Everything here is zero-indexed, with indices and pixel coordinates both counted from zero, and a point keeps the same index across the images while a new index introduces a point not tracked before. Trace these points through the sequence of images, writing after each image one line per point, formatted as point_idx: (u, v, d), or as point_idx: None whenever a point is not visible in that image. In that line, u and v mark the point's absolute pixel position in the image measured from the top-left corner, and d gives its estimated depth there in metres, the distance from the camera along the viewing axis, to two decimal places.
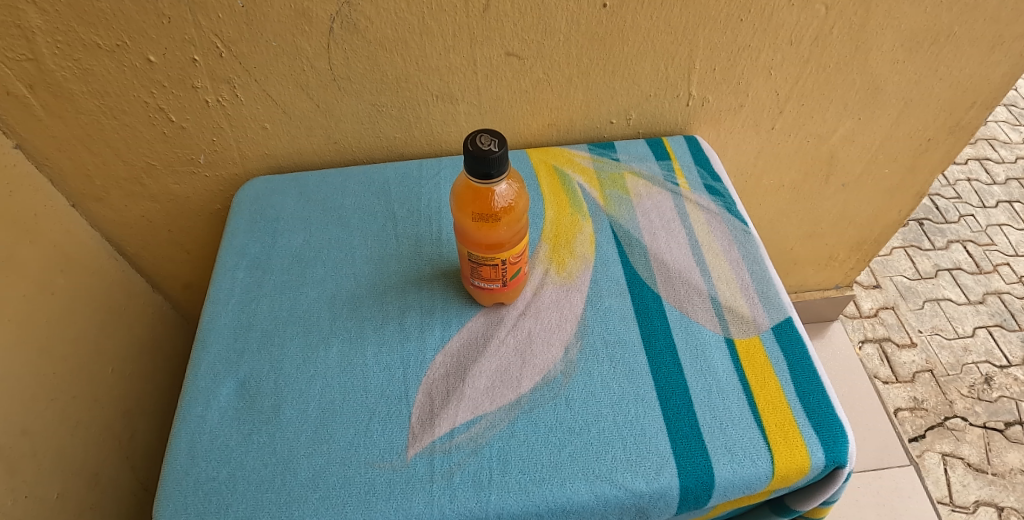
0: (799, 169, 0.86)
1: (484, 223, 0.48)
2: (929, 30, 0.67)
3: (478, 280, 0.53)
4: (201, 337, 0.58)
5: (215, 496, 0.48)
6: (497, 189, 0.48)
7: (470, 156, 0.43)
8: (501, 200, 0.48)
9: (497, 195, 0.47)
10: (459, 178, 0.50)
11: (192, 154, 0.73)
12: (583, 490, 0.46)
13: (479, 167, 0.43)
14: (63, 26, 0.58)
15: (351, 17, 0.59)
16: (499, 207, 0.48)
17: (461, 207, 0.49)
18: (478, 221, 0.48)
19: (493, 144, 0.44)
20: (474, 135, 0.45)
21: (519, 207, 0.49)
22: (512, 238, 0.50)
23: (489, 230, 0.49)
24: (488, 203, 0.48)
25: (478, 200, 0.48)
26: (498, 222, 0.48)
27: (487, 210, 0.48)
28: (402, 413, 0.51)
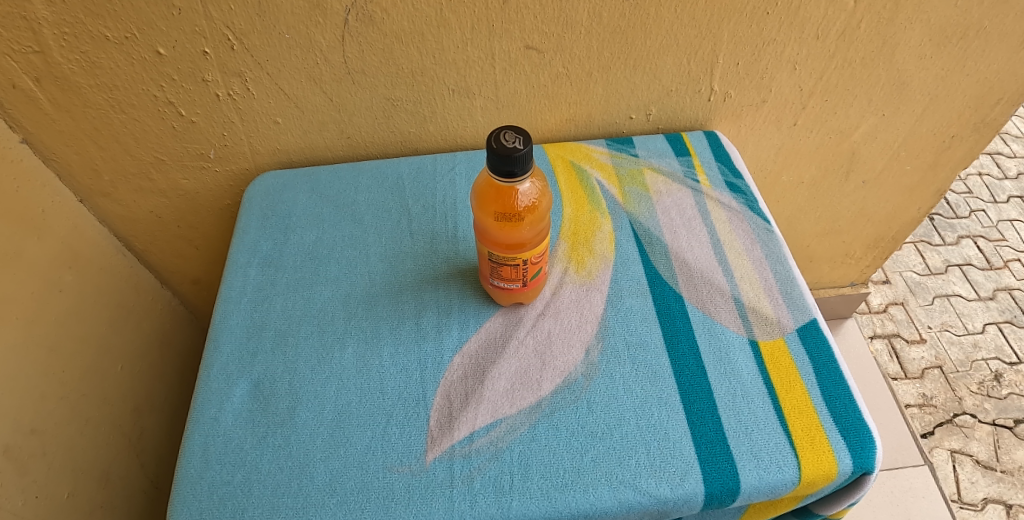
0: (819, 166, 0.84)
1: (507, 222, 0.47)
2: (959, 24, 0.65)
3: (498, 280, 0.52)
4: (213, 336, 0.57)
5: (230, 501, 0.47)
6: (520, 187, 0.46)
7: (493, 153, 0.42)
8: (524, 199, 0.46)
9: (520, 194, 0.46)
10: (480, 175, 0.48)
11: (202, 149, 0.71)
12: (607, 496, 0.45)
13: (503, 165, 0.42)
14: (70, 17, 0.56)
15: (367, 9, 0.58)
16: (523, 206, 0.46)
17: (482, 207, 0.47)
18: (500, 220, 0.47)
19: (518, 142, 0.42)
20: (498, 131, 0.43)
21: (542, 206, 0.48)
22: (534, 238, 0.48)
23: (512, 229, 0.47)
24: (511, 202, 0.46)
25: (501, 199, 0.46)
26: (521, 221, 0.47)
27: (510, 209, 0.46)
28: (420, 416, 0.50)
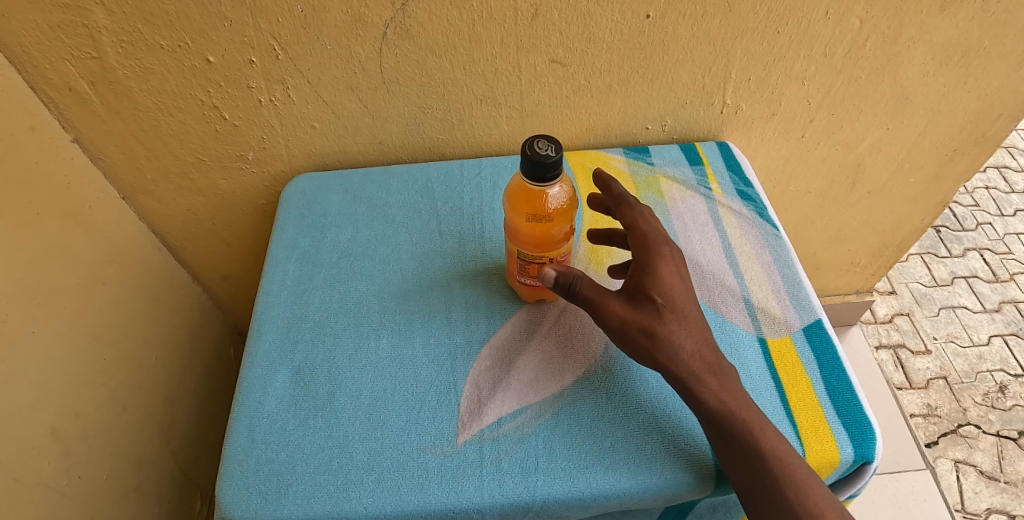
0: (826, 176, 0.88)
1: (536, 223, 0.51)
2: (960, 44, 0.69)
3: (524, 277, 0.56)
4: (256, 326, 0.61)
5: (276, 477, 0.51)
6: (551, 191, 0.50)
7: (528, 159, 0.46)
8: (553, 202, 0.50)
9: (550, 197, 0.50)
10: (514, 178, 0.52)
11: (242, 151, 0.76)
12: (626, 478, 0.49)
13: (536, 171, 0.46)
14: (128, 27, 0.61)
15: (405, 23, 0.62)
16: (552, 208, 0.50)
17: (515, 208, 0.51)
18: (530, 221, 0.51)
19: (550, 150, 0.46)
20: (532, 139, 0.47)
21: (570, 209, 0.52)
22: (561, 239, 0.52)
23: (541, 229, 0.51)
24: (541, 204, 0.50)
25: (532, 202, 0.50)
26: (550, 222, 0.51)
27: (539, 210, 0.50)
28: (451, 402, 0.54)
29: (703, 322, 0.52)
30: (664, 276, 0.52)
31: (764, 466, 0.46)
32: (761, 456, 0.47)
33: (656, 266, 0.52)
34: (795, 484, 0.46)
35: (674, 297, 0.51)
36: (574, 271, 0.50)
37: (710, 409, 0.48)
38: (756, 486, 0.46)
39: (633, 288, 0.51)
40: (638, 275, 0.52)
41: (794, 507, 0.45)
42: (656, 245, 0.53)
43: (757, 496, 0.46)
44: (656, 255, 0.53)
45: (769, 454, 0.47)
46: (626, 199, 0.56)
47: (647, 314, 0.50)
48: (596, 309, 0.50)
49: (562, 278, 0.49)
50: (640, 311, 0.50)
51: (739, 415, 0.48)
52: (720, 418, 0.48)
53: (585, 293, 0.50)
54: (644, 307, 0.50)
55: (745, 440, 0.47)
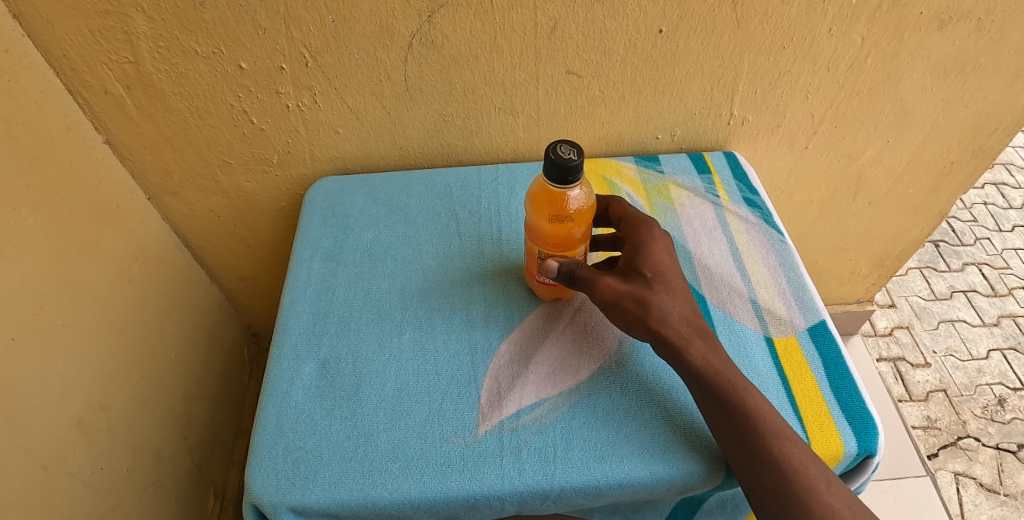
0: (828, 187, 0.91)
1: (558, 224, 0.54)
2: (957, 60, 0.73)
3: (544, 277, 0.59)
4: (282, 320, 0.64)
5: (303, 463, 0.53)
6: (571, 194, 0.53)
7: (551, 163, 0.49)
8: (574, 204, 0.53)
9: (571, 199, 0.53)
10: (535, 182, 0.55)
11: (266, 154, 0.79)
12: (640, 468, 0.51)
13: (560, 174, 0.49)
14: (166, 34, 0.64)
15: (430, 34, 0.65)
16: (573, 210, 0.53)
17: (537, 210, 0.54)
18: (552, 222, 0.54)
19: (572, 154, 0.49)
20: (555, 144, 0.50)
21: (589, 210, 0.55)
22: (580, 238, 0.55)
23: (562, 229, 0.54)
24: (563, 206, 0.53)
25: (554, 204, 0.53)
26: (571, 223, 0.54)
27: (561, 211, 0.53)
28: (472, 394, 0.56)
29: (689, 293, 0.56)
30: (653, 254, 0.57)
31: (748, 423, 0.49)
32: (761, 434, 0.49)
33: (646, 246, 0.57)
34: (779, 439, 0.49)
35: (663, 272, 0.56)
36: (574, 260, 0.55)
37: (697, 371, 0.52)
38: (750, 457, 0.48)
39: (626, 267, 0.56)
40: (630, 255, 0.57)
41: (778, 461, 0.48)
42: (646, 230, 0.59)
43: (752, 467, 0.48)
44: (647, 237, 0.58)
45: (752, 412, 0.50)
46: (619, 201, 0.63)
47: (637, 286, 0.54)
48: (590, 283, 0.54)
49: (563, 266, 0.54)
50: (630, 282, 0.55)
51: (725, 376, 0.51)
52: (705, 378, 0.51)
53: (585, 275, 0.55)
54: (635, 280, 0.55)
55: (730, 399, 0.50)
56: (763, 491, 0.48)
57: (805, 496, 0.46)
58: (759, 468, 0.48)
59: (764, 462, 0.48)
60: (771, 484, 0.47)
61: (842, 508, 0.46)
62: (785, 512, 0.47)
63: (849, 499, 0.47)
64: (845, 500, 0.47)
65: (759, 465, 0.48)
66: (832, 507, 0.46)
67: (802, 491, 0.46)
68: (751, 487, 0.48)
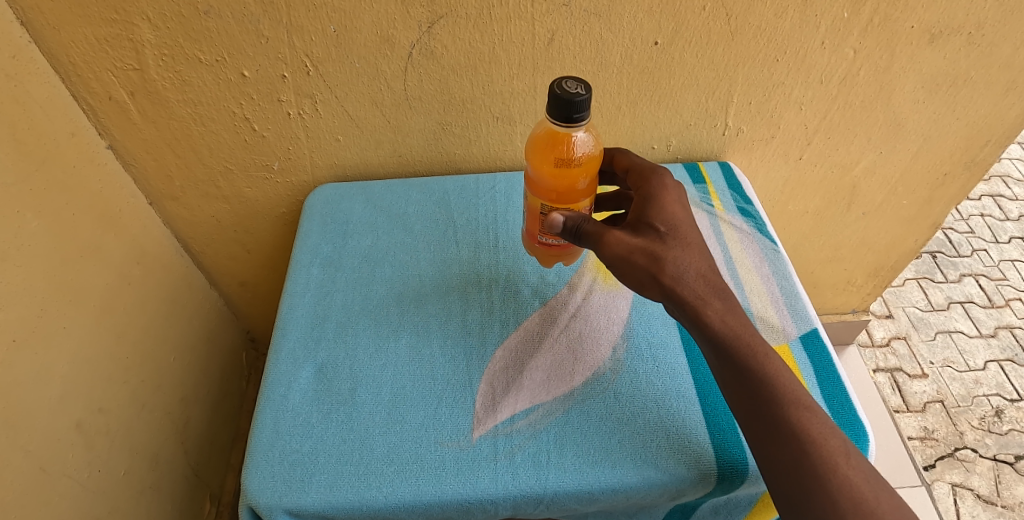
0: (823, 197, 0.92)
1: (561, 170, 0.54)
2: (949, 74, 0.74)
3: (545, 237, 0.60)
4: (280, 325, 0.64)
5: (299, 466, 0.53)
6: (575, 140, 0.54)
7: (557, 99, 0.49)
8: (578, 150, 0.54)
9: (575, 145, 0.54)
10: (541, 131, 0.56)
11: (267, 161, 0.80)
12: (633, 473, 0.52)
13: (564, 110, 0.49)
14: (171, 42, 0.65)
15: (429, 45, 0.66)
16: (577, 156, 0.54)
17: (541, 157, 0.55)
18: (556, 168, 0.55)
19: (579, 90, 0.49)
20: (560, 82, 0.50)
21: (592, 159, 0.56)
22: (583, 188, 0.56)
23: (566, 177, 0.55)
24: (566, 152, 0.54)
25: (558, 149, 0.54)
26: (574, 170, 0.54)
27: (565, 157, 0.54)
28: (467, 399, 0.57)
29: (705, 249, 0.55)
30: (665, 208, 0.56)
31: (766, 390, 0.49)
32: (781, 401, 0.49)
33: (657, 199, 0.57)
34: (799, 409, 0.48)
35: (675, 226, 0.55)
36: (581, 215, 0.54)
37: (715, 332, 0.51)
38: (769, 426, 0.48)
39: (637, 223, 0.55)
40: (642, 210, 0.56)
41: (796, 429, 0.47)
42: (657, 182, 0.58)
43: (770, 437, 0.48)
44: (658, 189, 0.58)
45: (770, 379, 0.49)
46: (623, 154, 0.64)
47: (651, 239, 0.54)
48: (599, 237, 0.53)
49: (571, 220, 0.54)
50: (643, 236, 0.54)
51: (743, 341, 0.51)
52: (725, 341, 0.51)
53: (591, 230, 0.53)
54: (648, 234, 0.54)
55: (748, 365, 0.50)
56: (781, 461, 0.47)
57: (823, 466, 0.46)
58: (776, 437, 0.48)
59: (781, 433, 0.47)
60: (789, 454, 0.47)
61: (861, 481, 0.46)
62: (801, 484, 0.46)
63: (868, 472, 0.47)
64: (863, 473, 0.46)
65: (776, 434, 0.48)
66: (850, 480, 0.46)
67: (821, 461, 0.46)
68: (768, 458, 0.48)
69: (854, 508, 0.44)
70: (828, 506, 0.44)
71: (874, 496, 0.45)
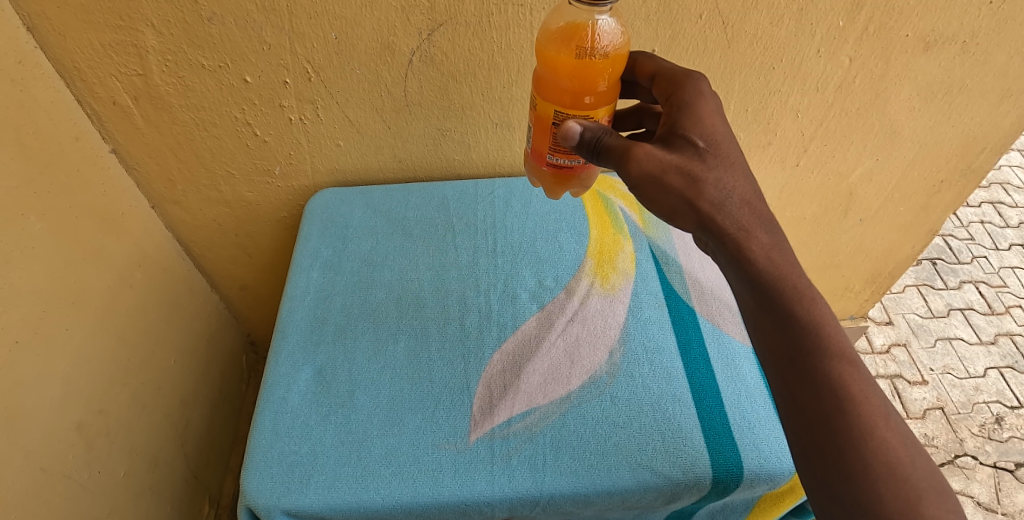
0: (820, 204, 0.92)
1: (580, 59, 0.51)
2: (944, 82, 0.75)
3: (556, 156, 0.53)
4: (280, 328, 0.65)
5: (298, 468, 0.54)
6: (596, 30, 0.51)
7: None
8: (599, 39, 0.51)
9: (595, 33, 0.51)
10: (556, 34, 0.54)
11: (269, 165, 0.81)
12: (628, 476, 0.52)
13: None
14: (174, 47, 0.66)
15: (429, 51, 0.67)
16: (597, 45, 0.51)
17: (559, 51, 0.52)
18: (574, 57, 0.51)
19: None
20: None
21: (613, 56, 0.52)
22: (602, 87, 0.52)
23: (585, 67, 0.51)
24: (586, 39, 0.51)
25: (578, 38, 0.52)
26: (594, 59, 0.51)
27: (585, 48, 0.51)
28: (464, 403, 0.57)
29: (750, 172, 0.50)
30: (703, 120, 0.51)
31: (806, 340, 0.47)
32: (823, 353, 0.46)
33: (693, 109, 0.52)
34: (841, 362, 0.46)
35: (715, 140, 0.50)
36: (602, 127, 0.50)
37: (757, 271, 0.48)
38: (803, 379, 0.46)
39: (672, 137, 0.51)
40: (676, 121, 0.51)
41: (832, 384, 0.45)
42: (692, 88, 0.53)
43: (802, 391, 0.46)
44: (693, 97, 0.53)
45: (811, 328, 0.47)
46: (647, 58, 0.59)
47: (687, 157, 0.49)
48: (625, 151, 0.48)
49: (589, 132, 0.49)
50: (679, 152, 0.49)
51: (785, 281, 0.48)
52: (764, 282, 0.48)
53: (615, 143, 0.49)
54: (685, 149, 0.49)
55: (788, 313, 0.47)
56: (814, 416, 0.45)
57: (858, 426, 0.44)
58: (810, 391, 0.46)
59: (815, 387, 0.45)
60: (821, 410, 0.45)
61: (899, 446, 0.43)
62: (832, 444, 0.44)
63: (906, 435, 0.44)
64: (901, 436, 0.44)
65: (810, 388, 0.46)
66: (888, 443, 0.43)
67: (858, 421, 0.44)
68: (795, 416, 0.46)
69: (887, 472, 0.42)
70: (859, 468, 0.42)
71: (911, 460, 0.43)
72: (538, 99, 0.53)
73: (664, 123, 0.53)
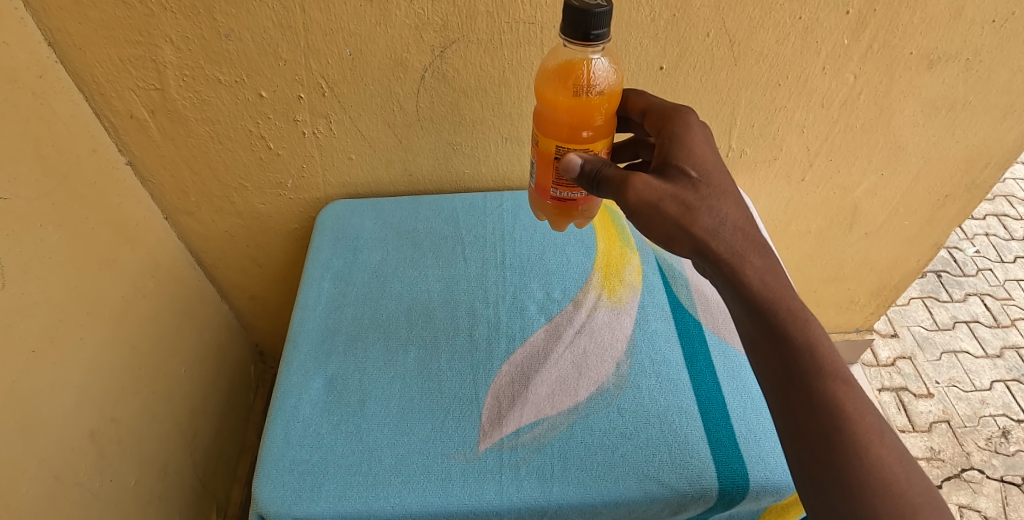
0: (825, 217, 0.93)
1: (577, 97, 0.53)
2: (947, 98, 0.76)
3: (559, 189, 0.55)
4: (292, 338, 0.66)
5: (310, 476, 0.54)
6: (591, 68, 0.53)
7: (574, 9, 0.46)
8: (594, 77, 0.53)
9: (591, 72, 0.53)
10: (553, 71, 0.56)
11: (282, 178, 0.82)
12: (635, 487, 0.53)
13: (583, 22, 0.46)
14: (191, 63, 0.68)
15: (441, 68, 0.69)
16: (592, 83, 0.53)
17: (556, 88, 0.54)
18: (571, 95, 0.53)
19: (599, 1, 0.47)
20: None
21: (608, 93, 0.54)
22: (599, 123, 0.53)
23: (582, 104, 0.52)
24: (582, 77, 0.53)
25: (574, 76, 0.53)
26: (590, 97, 0.53)
27: (581, 86, 0.53)
28: (473, 412, 0.58)
29: (742, 199, 0.50)
30: (695, 150, 0.51)
31: (800, 362, 0.47)
32: (821, 375, 0.47)
33: (684, 140, 0.52)
34: (836, 383, 0.47)
35: (707, 170, 0.50)
36: (601, 159, 0.51)
37: (754, 297, 0.48)
38: (800, 400, 0.47)
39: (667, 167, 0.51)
40: (670, 152, 0.52)
41: (829, 403, 0.46)
42: (681, 120, 0.55)
43: (800, 411, 0.47)
44: (683, 129, 0.54)
45: (807, 350, 0.47)
46: (637, 95, 0.61)
47: (682, 186, 0.49)
48: (623, 181, 0.49)
49: (589, 164, 0.50)
50: (673, 182, 0.50)
51: (781, 305, 0.48)
52: (761, 307, 0.48)
53: (613, 174, 0.50)
54: (679, 179, 0.50)
55: (782, 337, 0.48)
56: (813, 436, 0.46)
57: (854, 444, 0.45)
58: (807, 411, 0.46)
59: (811, 408, 0.46)
60: (819, 429, 0.46)
61: (894, 463, 0.45)
62: (829, 462, 0.45)
63: (900, 452, 0.45)
64: (896, 454, 0.45)
65: (808, 410, 0.46)
66: (883, 460, 0.44)
67: (855, 439, 0.45)
68: (792, 435, 0.47)
69: (882, 489, 0.43)
70: (854, 483, 0.44)
71: (906, 477, 0.44)
72: (539, 135, 0.55)
73: (658, 154, 0.53)
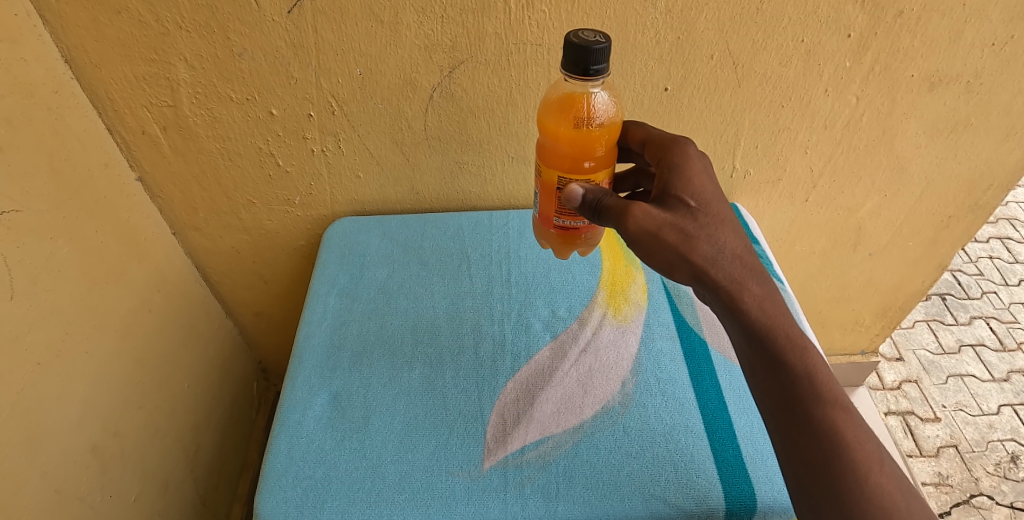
0: (829, 238, 0.94)
1: (578, 129, 0.54)
2: (949, 120, 0.76)
3: (562, 218, 0.56)
4: (297, 353, 0.66)
5: (313, 492, 0.54)
6: (591, 101, 0.54)
7: (574, 46, 0.47)
8: (595, 110, 0.54)
9: (591, 105, 0.54)
10: (554, 104, 0.57)
11: (289, 195, 0.83)
12: (641, 506, 0.52)
13: (583, 58, 0.47)
14: (204, 81, 0.69)
15: (450, 88, 0.70)
16: (593, 115, 0.54)
17: (558, 121, 0.55)
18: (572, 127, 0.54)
19: (597, 38, 0.48)
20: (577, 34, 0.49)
21: (608, 124, 0.55)
22: (600, 154, 0.54)
23: (583, 136, 0.53)
24: (583, 110, 0.54)
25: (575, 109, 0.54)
26: (591, 129, 0.54)
27: (582, 119, 0.54)
28: (477, 430, 0.58)
29: (739, 228, 0.51)
30: (693, 180, 0.52)
31: (801, 386, 0.47)
32: (821, 399, 0.47)
33: (683, 170, 0.53)
34: (837, 408, 0.47)
35: (705, 200, 0.50)
36: (602, 190, 0.51)
37: (752, 323, 0.48)
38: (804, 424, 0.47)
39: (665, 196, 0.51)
40: (668, 183, 0.52)
41: (829, 427, 0.46)
42: (679, 150, 0.55)
43: (803, 434, 0.46)
44: (681, 159, 0.54)
45: (808, 374, 0.48)
46: (637, 127, 0.62)
47: (680, 215, 0.50)
48: (622, 211, 0.49)
49: (590, 194, 0.51)
50: (671, 211, 0.50)
51: (780, 331, 0.48)
52: (761, 333, 0.48)
53: (613, 204, 0.49)
54: (677, 209, 0.50)
55: (785, 359, 0.48)
56: (818, 459, 0.46)
57: (855, 470, 0.44)
58: (808, 435, 0.46)
59: (813, 432, 0.46)
60: (823, 453, 0.46)
61: (892, 490, 0.44)
62: (832, 486, 0.44)
63: (900, 479, 0.45)
64: (896, 481, 0.45)
65: (809, 434, 0.46)
66: (882, 488, 0.44)
67: (857, 464, 0.45)
68: (795, 458, 0.47)
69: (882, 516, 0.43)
70: (854, 507, 0.43)
71: (905, 505, 0.44)
72: (541, 166, 0.56)
73: (657, 184, 0.53)
